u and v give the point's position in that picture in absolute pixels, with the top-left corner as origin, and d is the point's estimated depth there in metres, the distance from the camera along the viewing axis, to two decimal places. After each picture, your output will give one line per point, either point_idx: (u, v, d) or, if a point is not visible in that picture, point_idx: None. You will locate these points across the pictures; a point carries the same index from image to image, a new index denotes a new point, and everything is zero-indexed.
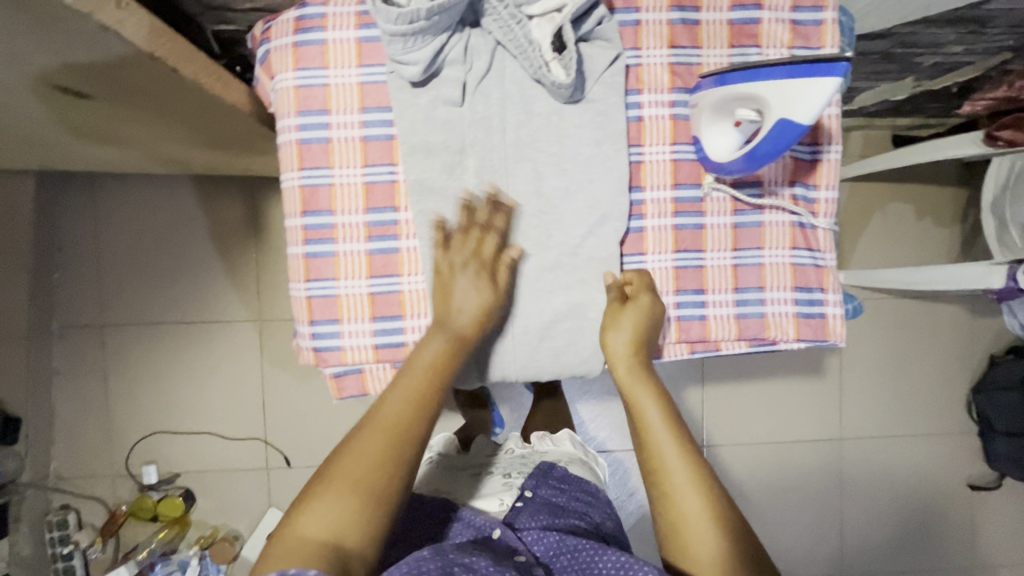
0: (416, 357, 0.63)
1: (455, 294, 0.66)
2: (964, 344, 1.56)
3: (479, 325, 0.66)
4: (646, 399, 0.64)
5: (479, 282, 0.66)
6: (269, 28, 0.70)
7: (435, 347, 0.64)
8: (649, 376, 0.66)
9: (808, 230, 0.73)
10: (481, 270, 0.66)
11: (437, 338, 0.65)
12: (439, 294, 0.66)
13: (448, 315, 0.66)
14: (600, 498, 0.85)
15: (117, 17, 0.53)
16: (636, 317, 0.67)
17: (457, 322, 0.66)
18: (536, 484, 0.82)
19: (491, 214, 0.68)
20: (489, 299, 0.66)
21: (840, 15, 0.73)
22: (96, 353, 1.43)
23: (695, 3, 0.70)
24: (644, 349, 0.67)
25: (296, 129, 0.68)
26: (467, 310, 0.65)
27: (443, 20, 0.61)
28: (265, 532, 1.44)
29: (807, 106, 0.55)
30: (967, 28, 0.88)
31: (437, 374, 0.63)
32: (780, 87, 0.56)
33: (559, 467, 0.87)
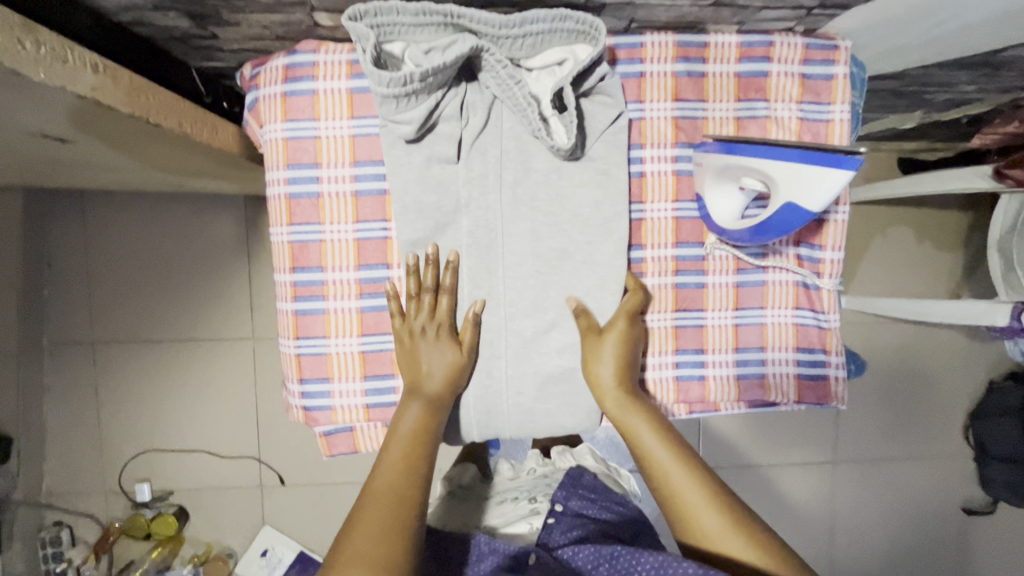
0: (396, 431, 0.63)
1: (421, 358, 0.65)
2: (964, 369, 1.55)
3: (451, 384, 0.65)
4: (640, 425, 0.65)
5: (441, 344, 0.65)
6: (257, 74, 0.68)
7: (413, 415, 0.63)
8: (640, 400, 0.66)
9: (812, 290, 0.70)
10: (441, 328, 0.65)
11: (413, 405, 0.64)
12: (406, 362, 0.65)
13: (420, 378, 0.65)
14: (631, 507, 0.85)
15: (93, 84, 0.50)
16: (616, 344, 0.66)
17: (429, 385, 0.65)
18: (566, 496, 0.82)
19: (439, 274, 0.66)
20: (455, 358, 0.65)
21: (852, 66, 0.70)
22: (88, 370, 1.42)
23: (702, 55, 0.67)
24: (629, 376, 0.67)
25: (285, 182, 0.66)
26: (436, 370, 0.64)
27: (438, 79, 0.59)
28: (259, 551, 1.44)
29: (815, 194, 0.52)
30: (980, 70, 0.86)
31: (422, 439, 0.63)
32: (788, 170, 0.53)
33: (588, 475, 0.88)
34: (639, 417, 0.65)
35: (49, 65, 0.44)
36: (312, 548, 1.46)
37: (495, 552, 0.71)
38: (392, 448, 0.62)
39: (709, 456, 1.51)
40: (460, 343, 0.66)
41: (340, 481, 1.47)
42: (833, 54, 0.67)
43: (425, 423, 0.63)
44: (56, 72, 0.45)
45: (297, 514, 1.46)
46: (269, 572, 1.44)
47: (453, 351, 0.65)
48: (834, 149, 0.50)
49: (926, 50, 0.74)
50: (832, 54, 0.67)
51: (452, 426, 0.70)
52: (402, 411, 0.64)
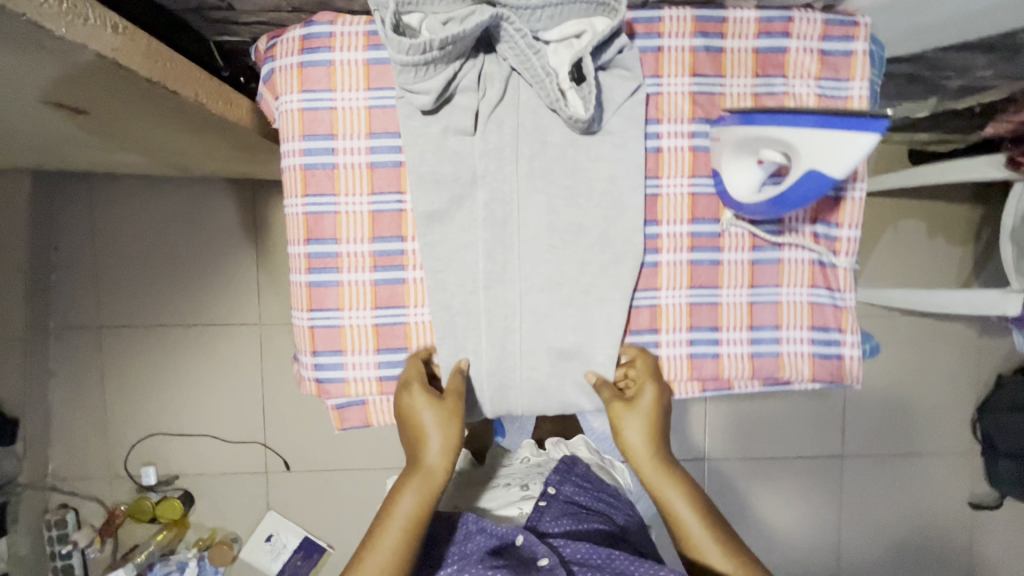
0: (394, 510, 0.66)
1: (413, 430, 0.66)
2: (971, 363, 1.54)
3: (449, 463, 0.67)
4: (674, 495, 0.70)
5: (423, 413, 0.65)
6: (273, 45, 0.67)
7: (410, 498, 0.66)
8: (672, 468, 0.70)
9: (828, 269, 0.70)
10: (419, 401, 0.65)
11: (412, 483, 0.66)
12: (409, 436, 0.67)
13: (419, 455, 0.67)
14: (619, 500, 0.87)
15: (113, 44, 0.50)
16: (645, 413, 0.68)
17: (427, 465, 0.66)
18: (560, 480, 0.83)
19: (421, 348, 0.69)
20: (447, 431, 0.66)
21: (871, 43, 0.69)
22: (95, 353, 1.41)
23: (720, 30, 0.67)
24: (657, 441, 0.70)
25: (300, 153, 0.66)
26: (433, 447, 0.66)
27: (457, 49, 0.59)
28: (263, 536, 1.44)
29: (839, 160, 0.52)
30: (997, 54, 0.85)
31: (414, 527, 0.66)
32: (811, 138, 0.53)
33: (581, 464, 0.88)
34: (672, 487, 0.70)
35: (71, 22, 0.44)
36: (316, 534, 1.46)
37: (484, 533, 0.71)
38: (386, 532, 0.65)
39: (715, 447, 1.50)
40: (440, 411, 0.65)
41: (345, 468, 1.46)
42: (853, 30, 0.67)
43: (422, 505, 0.66)
44: (78, 30, 0.45)
45: (302, 500, 1.46)
46: (274, 557, 1.44)
47: (437, 420, 0.66)
48: (862, 112, 0.51)
49: (945, 29, 0.73)
50: (852, 30, 0.67)
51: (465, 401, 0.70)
52: (402, 489, 0.66)
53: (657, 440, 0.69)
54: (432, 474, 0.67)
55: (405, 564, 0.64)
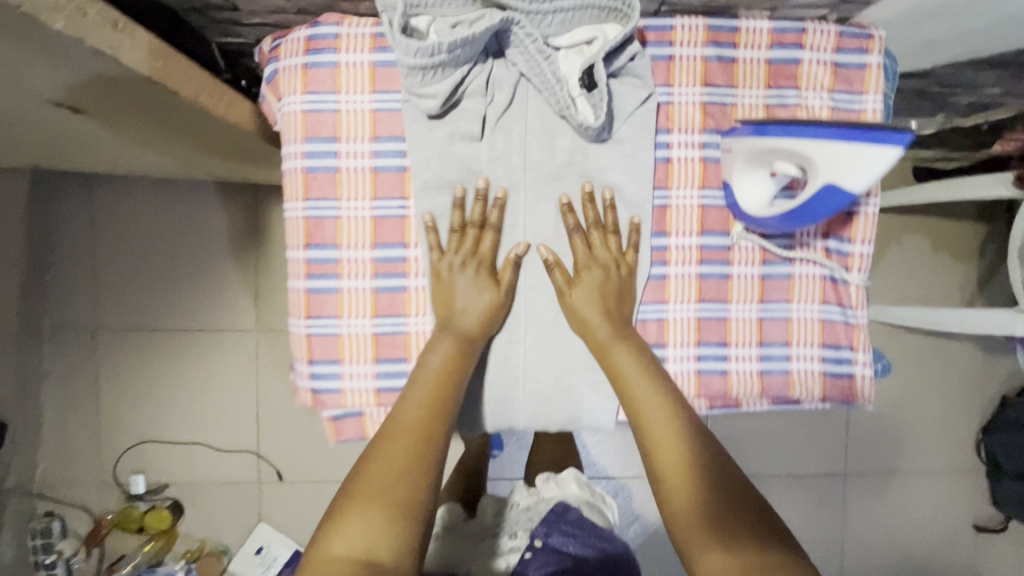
0: (426, 363, 0.61)
1: (455, 294, 0.63)
2: (977, 382, 1.52)
3: (485, 326, 0.63)
4: (625, 360, 0.63)
5: (477, 280, 0.63)
6: (278, 46, 0.66)
7: (442, 352, 0.62)
8: (626, 334, 0.64)
9: (840, 285, 0.68)
10: (473, 266, 0.63)
11: (445, 341, 0.62)
12: (440, 299, 0.63)
13: (455, 317, 0.62)
14: (615, 543, 0.81)
15: (114, 40, 0.48)
16: (595, 279, 0.64)
17: (463, 323, 0.62)
18: (547, 531, 0.78)
19: (485, 211, 0.64)
20: (491, 299, 0.63)
21: (884, 57, 0.68)
22: (87, 357, 1.39)
23: (732, 39, 0.66)
24: (612, 305, 0.64)
25: (303, 156, 0.64)
26: (473, 309, 0.62)
27: (465, 53, 0.58)
28: (253, 549, 1.40)
29: (860, 174, 0.51)
30: (1007, 71, 0.85)
31: (445, 384, 0.61)
32: (828, 152, 0.51)
33: (573, 511, 0.83)
34: (625, 354, 0.63)
35: (68, 15, 0.43)
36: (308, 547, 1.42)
37: None
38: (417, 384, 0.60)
39: None
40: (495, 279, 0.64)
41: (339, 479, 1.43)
42: (867, 42, 0.65)
43: (450, 364, 0.61)
44: (76, 24, 0.44)
45: (295, 512, 1.42)
46: (264, 570, 1.40)
47: (486, 284, 0.63)
48: (884, 124, 0.49)
49: (957, 45, 0.73)
50: (866, 43, 0.66)
51: (465, 414, 0.68)
52: (432, 348, 0.62)
53: (610, 304, 0.64)
54: (467, 335, 0.62)
55: (440, 414, 0.59)
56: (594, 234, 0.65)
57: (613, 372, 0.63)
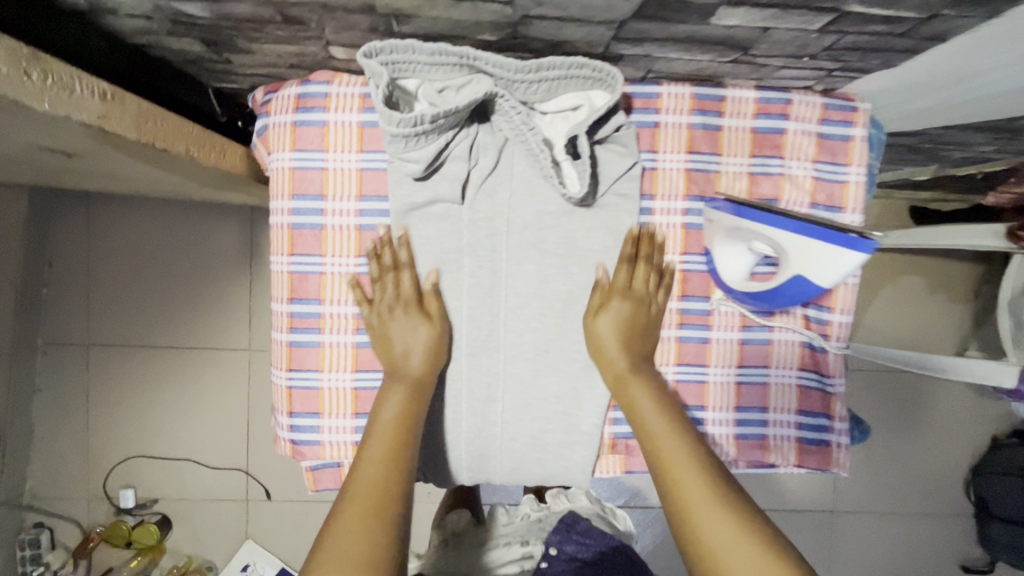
0: (378, 416, 0.59)
1: (394, 339, 0.62)
2: (968, 423, 1.52)
3: (431, 363, 0.62)
4: (638, 393, 0.61)
5: (408, 320, 0.62)
6: (269, 100, 0.67)
7: (395, 399, 0.60)
8: (642, 366, 0.63)
9: (818, 353, 0.69)
10: (405, 307, 0.63)
11: (395, 391, 0.61)
12: (380, 346, 0.63)
13: (401, 363, 0.62)
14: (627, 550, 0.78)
15: (102, 111, 0.51)
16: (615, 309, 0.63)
17: (407, 367, 0.62)
18: (560, 540, 0.76)
19: (396, 252, 0.64)
20: (429, 333, 0.62)
21: (870, 127, 0.69)
22: (82, 372, 1.40)
23: (718, 108, 0.66)
24: (626, 334, 0.63)
25: (289, 212, 0.65)
26: (417, 348, 0.62)
27: (450, 120, 0.58)
28: (240, 567, 1.42)
29: (827, 273, 0.53)
30: (1000, 134, 0.84)
31: (409, 419, 0.59)
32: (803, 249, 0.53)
33: (583, 521, 0.80)
34: (637, 385, 0.61)
35: (55, 95, 0.45)
36: (294, 567, 1.43)
37: None
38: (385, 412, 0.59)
39: None
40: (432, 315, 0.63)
41: (326, 500, 1.44)
42: (851, 115, 0.66)
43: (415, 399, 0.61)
44: (62, 101, 0.46)
45: (281, 531, 1.43)
46: None
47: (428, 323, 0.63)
48: (848, 231, 0.50)
49: (948, 113, 0.72)
50: (850, 115, 0.66)
51: (443, 468, 0.68)
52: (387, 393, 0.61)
53: (632, 335, 0.63)
54: (414, 379, 0.61)
55: (407, 451, 0.58)
56: (641, 266, 0.64)
57: (626, 404, 0.62)
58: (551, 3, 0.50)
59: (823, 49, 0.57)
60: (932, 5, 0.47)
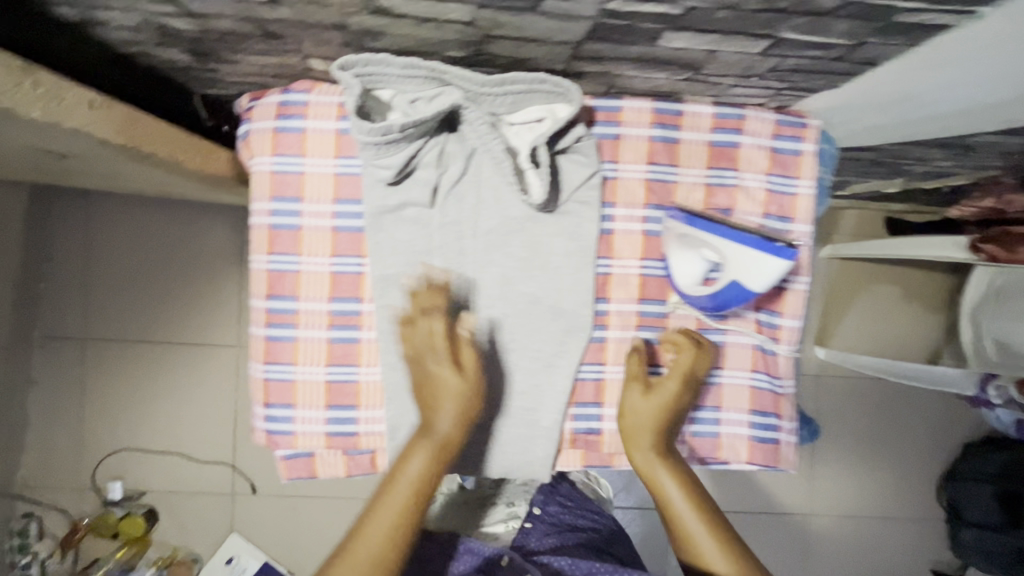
0: (399, 475, 0.61)
1: (428, 389, 0.62)
2: (940, 430, 1.56)
3: (462, 425, 0.62)
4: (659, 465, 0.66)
5: (444, 377, 0.61)
6: (251, 106, 0.71)
7: (418, 462, 0.61)
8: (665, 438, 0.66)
9: (768, 355, 0.72)
10: (443, 363, 0.61)
11: (419, 452, 0.62)
12: (420, 394, 0.62)
13: (431, 421, 0.62)
14: (603, 516, 0.88)
15: (90, 118, 0.54)
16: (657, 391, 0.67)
17: (440, 428, 0.62)
18: (544, 501, 0.85)
19: (431, 297, 0.64)
20: (462, 389, 0.61)
21: (822, 142, 0.73)
22: (74, 364, 1.43)
23: (677, 122, 0.70)
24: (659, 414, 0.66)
25: (268, 214, 0.69)
26: (445, 415, 0.61)
27: (419, 130, 0.62)
28: (224, 558, 1.45)
29: (762, 277, 0.61)
30: (954, 151, 0.88)
31: (425, 487, 0.61)
32: (745, 255, 0.61)
33: (564, 483, 0.90)
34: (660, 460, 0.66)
35: (45, 104, 0.49)
36: (277, 560, 1.46)
37: (472, 554, 0.73)
38: (399, 480, 0.61)
39: None
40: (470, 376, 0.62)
41: (311, 495, 1.47)
42: (802, 131, 0.70)
43: (433, 467, 0.61)
44: (52, 108, 0.50)
45: (266, 525, 1.46)
46: None
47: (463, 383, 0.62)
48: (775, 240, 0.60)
49: (896, 130, 0.76)
50: (801, 131, 0.70)
51: None
52: (409, 455, 0.62)
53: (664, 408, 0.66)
54: (444, 440, 0.62)
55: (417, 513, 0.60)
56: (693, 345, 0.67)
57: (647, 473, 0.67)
58: (510, 25, 0.54)
59: (769, 69, 0.60)
60: (858, 34, 0.51)
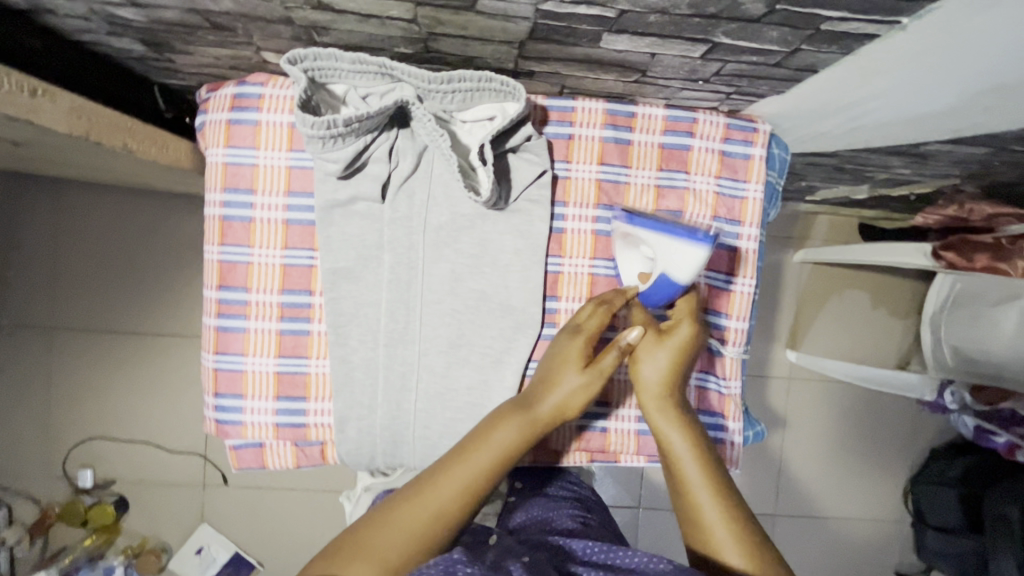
0: (486, 440, 0.59)
1: (557, 372, 0.63)
2: (908, 434, 1.58)
3: (558, 416, 0.62)
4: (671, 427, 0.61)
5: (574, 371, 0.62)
6: (208, 98, 0.71)
7: (509, 432, 0.59)
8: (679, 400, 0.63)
9: (714, 356, 0.73)
10: (578, 347, 0.63)
11: (512, 424, 0.60)
12: (546, 378, 0.63)
13: (536, 398, 0.62)
14: (582, 487, 0.85)
15: (31, 105, 0.55)
16: (671, 348, 0.63)
17: (540, 407, 0.62)
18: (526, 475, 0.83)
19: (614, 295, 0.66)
20: (585, 391, 0.62)
21: (773, 146, 0.74)
22: (43, 353, 1.43)
23: (629, 123, 0.71)
24: (674, 373, 0.63)
25: (221, 205, 0.69)
26: (560, 391, 0.62)
27: (366, 124, 0.62)
28: (194, 548, 1.45)
29: (686, 267, 0.63)
30: (911, 159, 0.90)
31: (503, 462, 0.58)
32: (671, 246, 0.63)
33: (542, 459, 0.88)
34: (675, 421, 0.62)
35: None
36: (247, 551, 1.47)
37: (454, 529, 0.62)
38: (478, 449, 0.58)
39: None
40: (597, 370, 0.62)
41: (282, 486, 1.47)
42: (752, 135, 0.71)
43: (519, 442, 0.60)
44: None
45: (236, 516, 1.47)
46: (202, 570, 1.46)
47: (580, 376, 0.62)
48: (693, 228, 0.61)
49: (849, 137, 0.78)
50: (752, 135, 0.71)
51: (359, 453, 0.71)
52: (499, 422, 0.60)
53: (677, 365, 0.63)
54: (539, 420, 0.61)
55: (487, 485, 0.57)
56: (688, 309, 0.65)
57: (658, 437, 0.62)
58: (451, 23, 0.54)
59: (713, 73, 0.61)
60: (790, 40, 0.52)
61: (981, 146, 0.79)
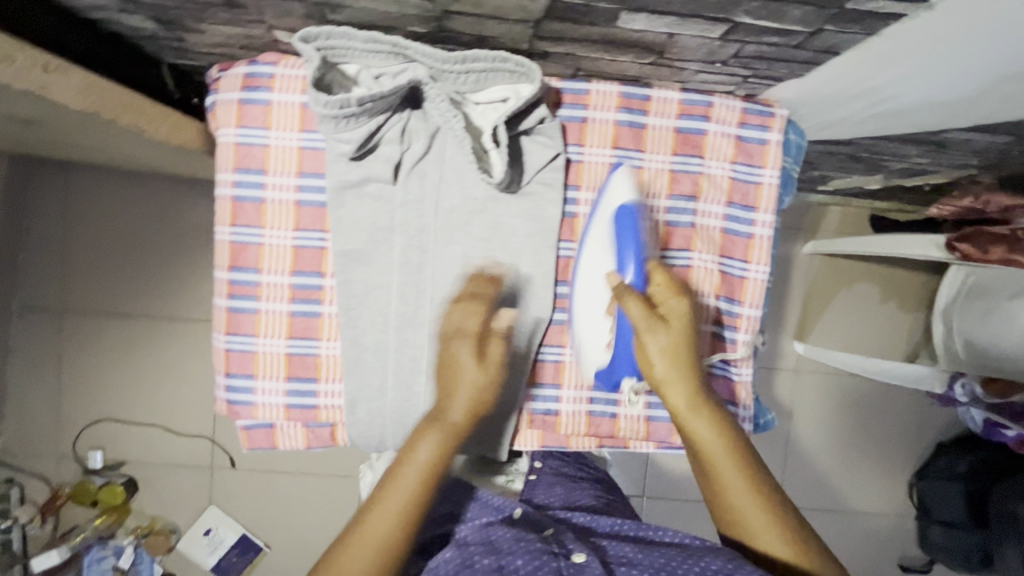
0: (411, 458, 0.59)
1: (448, 375, 0.63)
2: (915, 428, 1.57)
3: (471, 417, 0.62)
4: (698, 420, 0.61)
5: (466, 366, 0.62)
6: (219, 77, 0.70)
7: (429, 445, 0.59)
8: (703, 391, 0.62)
9: (727, 343, 0.73)
10: (466, 349, 0.63)
11: (431, 437, 0.60)
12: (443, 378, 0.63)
13: (444, 405, 0.61)
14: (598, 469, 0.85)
15: (43, 81, 0.54)
16: (673, 339, 0.62)
17: (451, 415, 0.61)
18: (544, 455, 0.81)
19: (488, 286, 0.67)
20: (481, 382, 0.62)
21: (789, 132, 0.73)
22: (53, 335, 1.44)
23: (643, 107, 0.70)
24: (683, 367, 0.62)
25: (232, 185, 0.69)
26: (460, 401, 0.61)
27: (379, 104, 0.62)
28: (202, 529, 1.47)
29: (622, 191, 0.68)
30: (929, 147, 0.88)
31: (433, 474, 0.59)
32: (610, 192, 0.68)
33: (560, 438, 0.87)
34: (699, 414, 0.61)
35: None
36: (254, 533, 1.49)
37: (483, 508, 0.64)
38: (407, 468, 0.59)
39: None
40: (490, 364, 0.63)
41: (288, 470, 1.48)
42: (769, 120, 0.70)
43: (441, 455, 0.59)
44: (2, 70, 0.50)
45: (242, 498, 1.48)
46: (210, 551, 1.48)
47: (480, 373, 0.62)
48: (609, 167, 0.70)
49: (867, 124, 0.76)
50: (768, 120, 0.70)
51: (369, 435, 0.72)
52: (420, 437, 0.60)
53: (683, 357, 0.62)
54: (455, 426, 0.61)
55: (425, 500, 0.58)
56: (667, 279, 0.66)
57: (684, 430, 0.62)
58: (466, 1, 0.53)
59: (731, 55, 0.60)
60: (812, 20, 0.51)
61: (1001, 135, 0.78)
